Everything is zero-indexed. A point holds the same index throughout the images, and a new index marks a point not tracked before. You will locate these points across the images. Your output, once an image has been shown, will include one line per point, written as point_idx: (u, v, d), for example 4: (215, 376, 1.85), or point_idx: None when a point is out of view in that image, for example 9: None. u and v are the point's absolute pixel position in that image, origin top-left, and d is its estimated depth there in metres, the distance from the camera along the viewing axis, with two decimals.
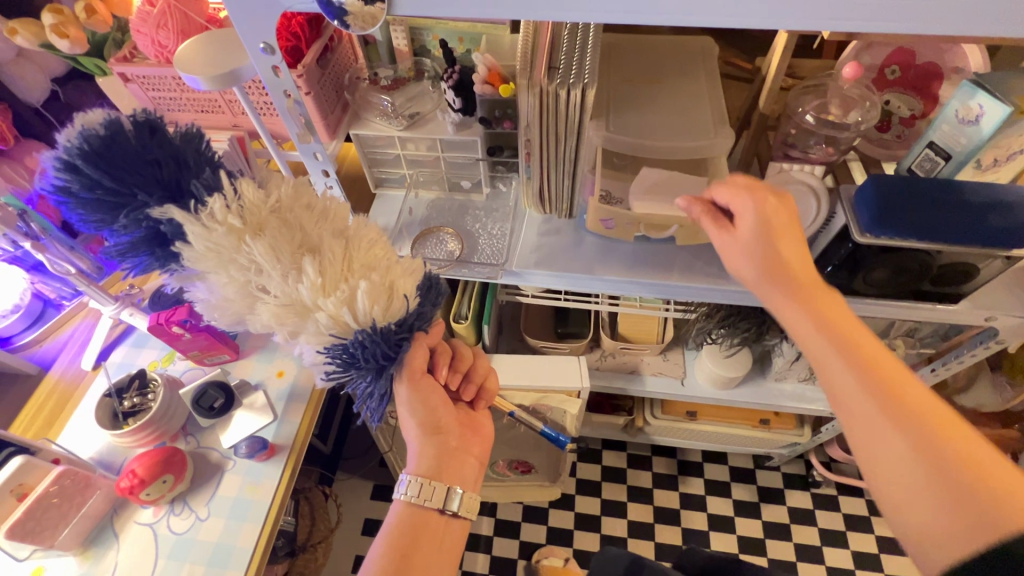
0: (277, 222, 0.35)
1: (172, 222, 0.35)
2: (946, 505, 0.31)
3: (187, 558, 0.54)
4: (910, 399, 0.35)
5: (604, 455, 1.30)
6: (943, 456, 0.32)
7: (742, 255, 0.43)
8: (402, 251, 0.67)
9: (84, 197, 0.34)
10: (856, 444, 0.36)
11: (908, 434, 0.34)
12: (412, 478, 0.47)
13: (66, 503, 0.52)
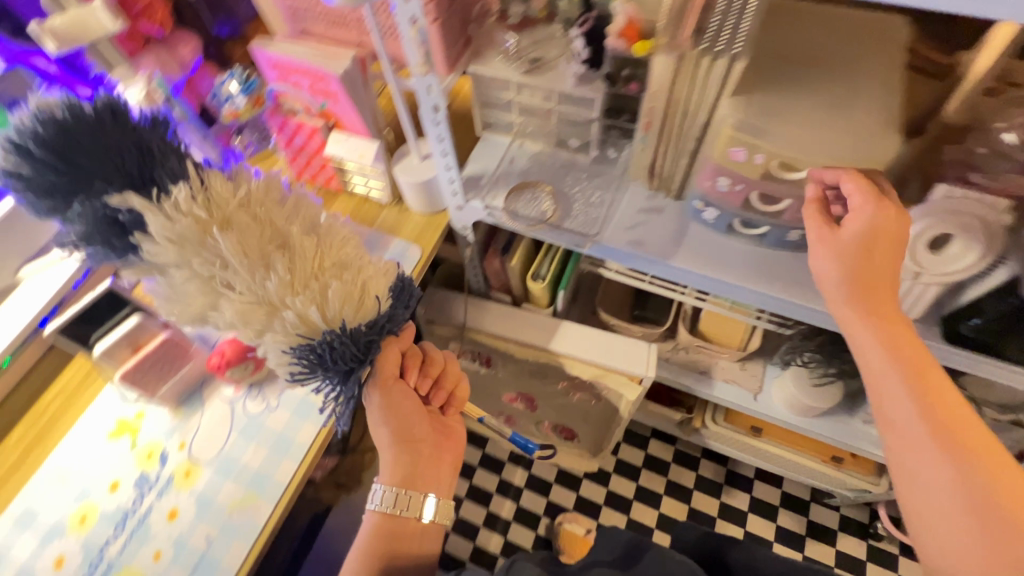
0: (244, 219, 0.41)
1: (130, 212, 0.41)
2: (976, 530, 0.38)
3: (255, 439, 0.60)
4: (963, 433, 0.41)
5: (651, 443, 1.27)
6: (984, 487, 0.39)
7: (833, 256, 0.46)
8: (496, 201, 0.66)
9: (38, 180, 0.39)
10: (895, 456, 0.43)
11: (950, 461, 0.40)
12: (386, 489, 0.51)
13: (169, 363, 0.60)
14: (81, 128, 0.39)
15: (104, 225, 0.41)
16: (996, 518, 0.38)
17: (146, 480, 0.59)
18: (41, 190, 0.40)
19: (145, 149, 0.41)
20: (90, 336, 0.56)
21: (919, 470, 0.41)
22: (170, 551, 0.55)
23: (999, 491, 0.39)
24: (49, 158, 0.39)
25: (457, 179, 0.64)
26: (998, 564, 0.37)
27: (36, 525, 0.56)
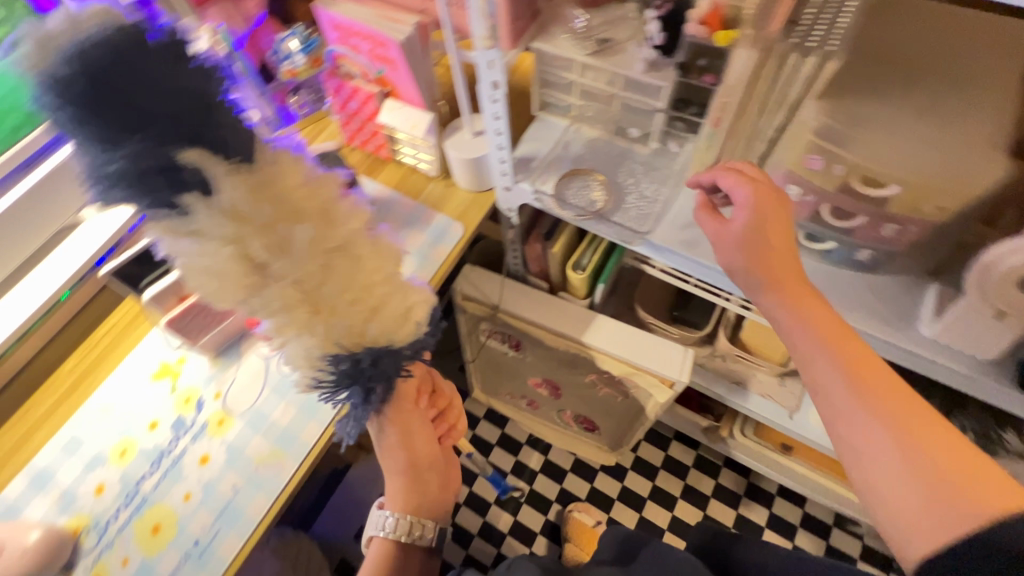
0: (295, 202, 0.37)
1: (194, 169, 0.32)
2: (920, 496, 0.34)
3: (286, 397, 0.62)
4: (889, 391, 0.37)
5: (673, 445, 1.25)
6: (922, 449, 0.35)
7: (732, 246, 0.45)
8: (546, 186, 0.64)
9: (75, 104, 0.28)
10: (836, 438, 0.39)
11: (883, 421, 0.36)
12: (398, 517, 0.55)
13: (211, 316, 0.61)
14: (161, 58, 0.30)
15: (156, 177, 0.31)
16: (941, 479, 0.34)
17: (182, 423, 0.61)
18: (78, 116, 0.29)
19: (213, 99, 0.33)
20: (140, 283, 0.60)
21: (858, 441, 0.37)
22: (199, 494, 0.57)
23: (933, 448, 0.35)
24: (109, 82, 0.29)
25: (509, 162, 0.62)
26: (955, 529, 0.33)
27: (83, 452, 0.60)
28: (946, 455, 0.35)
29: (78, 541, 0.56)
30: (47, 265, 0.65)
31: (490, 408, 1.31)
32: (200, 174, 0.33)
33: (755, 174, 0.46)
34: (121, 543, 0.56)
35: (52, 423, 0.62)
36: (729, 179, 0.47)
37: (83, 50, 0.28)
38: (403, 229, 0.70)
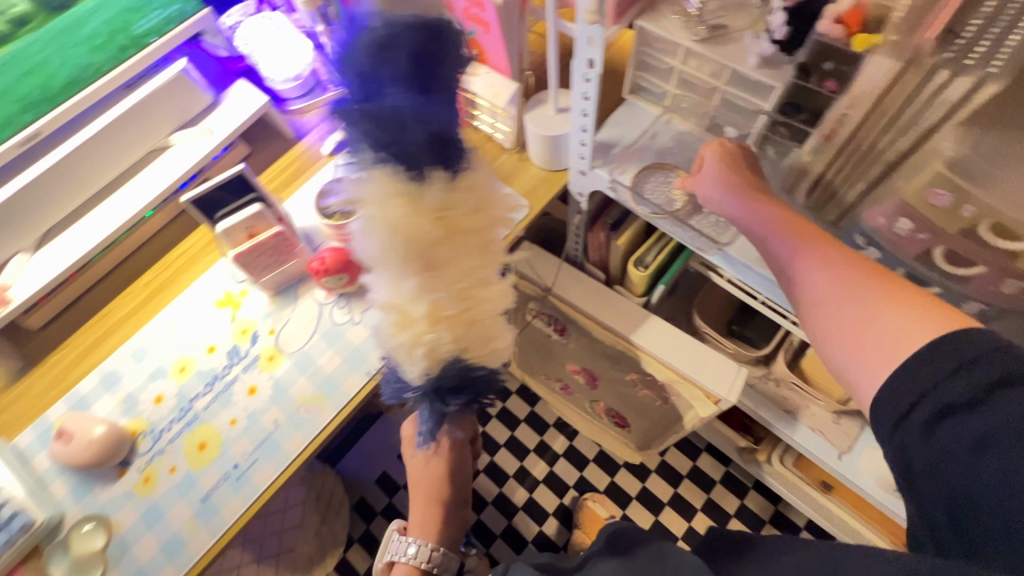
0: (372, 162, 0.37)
1: (454, 150, 0.37)
2: (874, 330, 0.40)
3: (333, 346, 0.63)
4: (839, 257, 0.43)
5: (702, 456, 1.22)
6: (873, 295, 0.41)
7: (713, 179, 0.52)
8: (623, 177, 0.61)
9: (423, 62, 0.34)
10: (807, 309, 0.44)
11: (837, 279, 0.42)
12: (423, 543, 0.59)
13: (275, 255, 0.63)
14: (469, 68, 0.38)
15: (432, 141, 0.36)
16: (885, 310, 0.40)
17: (236, 352, 0.64)
18: (419, 73, 0.34)
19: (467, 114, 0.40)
20: (215, 214, 0.62)
21: (820, 299, 0.43)
22: (244, 422, 0.60)
23: (880, 291, 0.41)
24: (449, 63, 0.36)
25: (588, 147, 0.59)
26: (906, 343, 0.38)
27: (149, 362, 0.65)
28: (884, 291, 0.40)
29: (136, 442, 0.61)
30: (135, 183, 0.69)
31: (523, 385, 1.31)
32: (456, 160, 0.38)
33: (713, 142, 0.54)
34: (171, 452, 0.60)
35: (127, 328, 0.67)
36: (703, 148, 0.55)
37: (445, 33, 0.35)
38: None
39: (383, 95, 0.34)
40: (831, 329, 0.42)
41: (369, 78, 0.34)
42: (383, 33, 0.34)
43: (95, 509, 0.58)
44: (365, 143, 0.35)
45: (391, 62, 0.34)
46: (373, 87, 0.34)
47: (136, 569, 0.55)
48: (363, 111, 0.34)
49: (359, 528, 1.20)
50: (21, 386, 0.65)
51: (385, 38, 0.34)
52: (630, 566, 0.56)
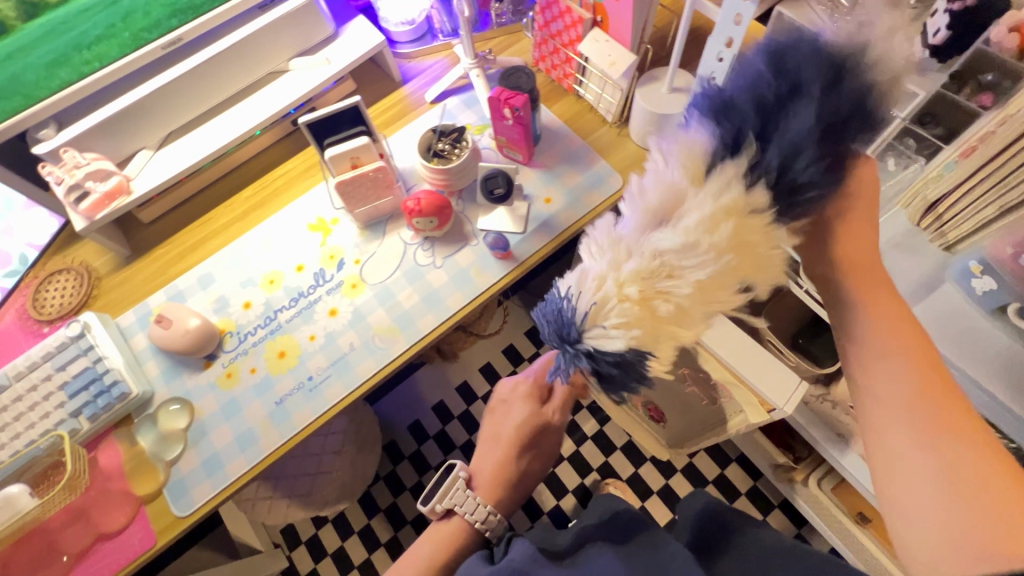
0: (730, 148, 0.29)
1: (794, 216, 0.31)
2: (957, 519, 0.30)
3: (412, 285, 0.65)
4: (947, 410, 0.33)
5: (731, 466, 1.21)
6: (970, 474, 0.31)
7: None
8: None
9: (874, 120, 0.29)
10: (877, 453, 0.34)
11: (930, 441, 0.32)
12: (481, 502, 0.59)
13: (374, 189, 0.66)
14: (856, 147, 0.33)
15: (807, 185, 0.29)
16: (979, 503, 0.30)
17: (322, 275, 0.67)
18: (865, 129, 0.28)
19: None
20: (325, 141, 0.65)
21: (899, 454, 0.33)
22: (322, 339, 0.64)
23: (981, 475, 0.31)
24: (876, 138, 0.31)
25: None
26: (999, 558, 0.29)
27: (242, 269, 0.69)
28: (989, 483, 0.31)
29: (222, 339, 0.65)
30: (251, 101, 0.73)
31: None
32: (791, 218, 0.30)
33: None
34: (254, 355, 0.64)
35: (226, 235, 0.72)
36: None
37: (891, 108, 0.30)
38: (562, 164, 0.69)
39: (836, 135, 0.28)
40: (897, 489, 0.33)
41: (842, 108, 0.27)
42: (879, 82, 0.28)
43: (181, 393, 0.63)
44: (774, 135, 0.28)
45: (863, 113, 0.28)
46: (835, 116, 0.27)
47: (212, 452, 0.60)
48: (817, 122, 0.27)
49: (386, 467, 1.26)
50: (129, 273, 0.71)
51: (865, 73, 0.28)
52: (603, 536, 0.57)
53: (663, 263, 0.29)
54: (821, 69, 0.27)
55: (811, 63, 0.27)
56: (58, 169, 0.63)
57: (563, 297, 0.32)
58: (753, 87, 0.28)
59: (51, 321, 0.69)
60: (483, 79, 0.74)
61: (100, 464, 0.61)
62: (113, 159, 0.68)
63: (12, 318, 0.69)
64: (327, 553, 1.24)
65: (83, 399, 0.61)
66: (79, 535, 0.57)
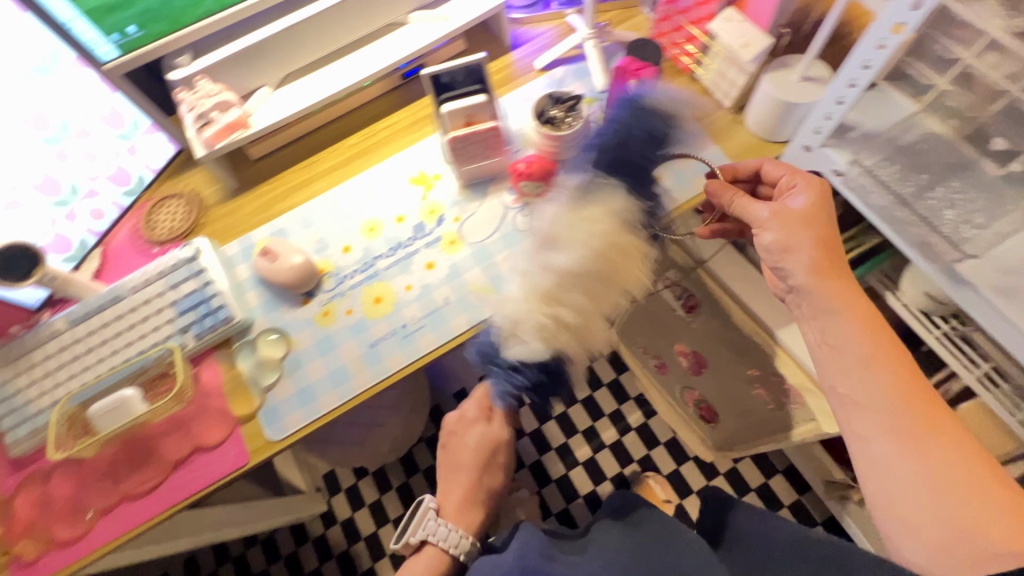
0: (567, 236, 0.51)
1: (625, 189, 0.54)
2: (916, 486, 0.44)
3: (511, 247, 0.66)
4: (911, 406, 0.45)
5: (777, 477, 1.19)
6: (926, 453, 0.44)
7: (801, 223, 0.54)
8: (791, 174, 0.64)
9: (650, 133, 0.55)
10: (859, 436, 0.48)
11: (894, 428, 0.45)
12: (453, 528, 0.62)
13: (485, 148, 0.66)
14: (650, 150, 0.56)
15: (641, 207, 0.56)
16: (935, 474, 0.43)
17: (422, 228, 0.69)
18: (651, 140, 0.56)
19: (636, 175, 0.55)
20: (441, 95, 0.65)
21: (871, 438, 0.46)
22: (418, 290, 0.65)
23: (934, 452, 0.44)
24: (628, 121, 0.56)
25: (821, 136, 0.59)
26: (945, 507, 0.42)
27: (343, 214, 0.70)
28: (942, 459, 0.43)
29: (321, 279, 0.67)
30: (369, 50, 0.73)
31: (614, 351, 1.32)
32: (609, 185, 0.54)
33: (813, 177, 0.56)
34: (351, 297, 0.66)
35: (330, 179, 0.73)
36: (779, 171, 0.59)
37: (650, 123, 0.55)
38: None
39: (627, 143, 0.55)
40: (873, 463, 0.46)
41: (626, 143, 0.55)
42: (661, 113, 0.56)
43: (280, 324, 0.65)
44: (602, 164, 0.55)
45: (652, 136, 0.56)
46: (636, 129, 0.55)
47: (306, 384, 0.62)
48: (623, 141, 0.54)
49: (430, 430, 1.29)
50: (235, 205, 0.74)
51: (638, 110, 0.56)
52: (633, 534, 0.64)
53: (551, 294, 0.51)
54: (651, 134, 0.56)
55: (633, 111, 0.56)
56: (189, 96, 0.66)
57: (488, 338, 0.57)
58: (619, 142, 0.55)
59: (162, 243, 0.72)
60: (597, 50, 0.73)
61: (201, 381, 0.64)
62: (237, 92, 0.70)
63: (126, 235, 0.73)
64: (365, 503, 1.28)
65: (191, 318, 0.64)
66: (179, 444, 0.60)
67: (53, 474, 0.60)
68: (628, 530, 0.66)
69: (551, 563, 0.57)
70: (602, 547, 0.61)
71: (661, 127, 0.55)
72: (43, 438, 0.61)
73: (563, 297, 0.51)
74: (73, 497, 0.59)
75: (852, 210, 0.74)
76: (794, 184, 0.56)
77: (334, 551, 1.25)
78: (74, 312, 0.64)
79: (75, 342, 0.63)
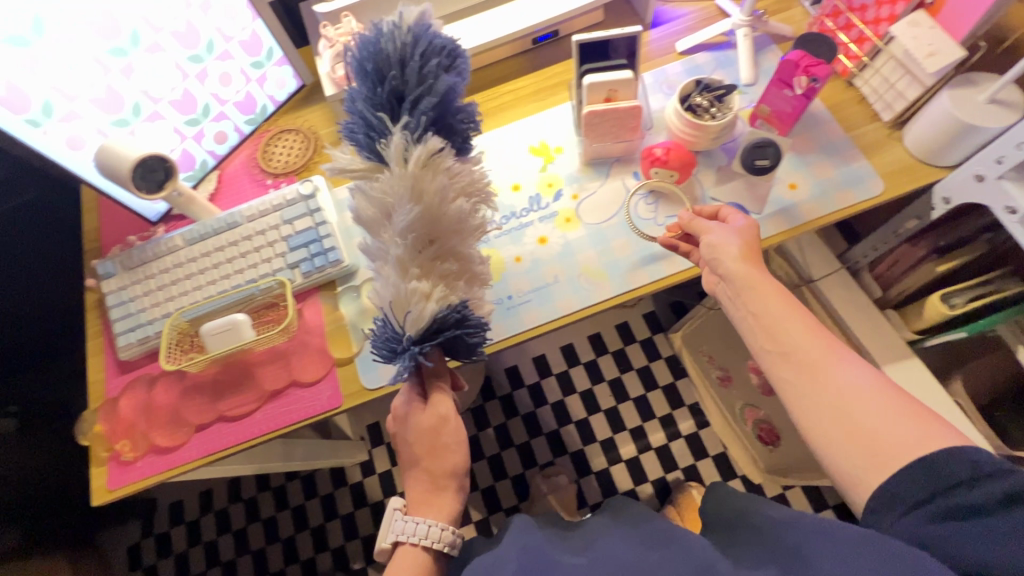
0: (389, 188, 0.44)
1: (415, 135, 0.46)
2: (853, 422, 0.40)
3: (630, 234, 0.63)
4: (817, 346, 0.44)
5: (827, 511, 1.15)
6: (848, 386, 0.41)
7: (735, 233, 0.52)
8: (933, 208, 0.63)
9: (385, 52, 0.46)
10: (788, 395, 0.44)
11: (812, 373, 0.43)
12: (416, 519, 0.50)
13: (619, 127, 0.63)
14: (391, 37, 0.46)
15: (444, 118, 0.48)
16: (861, 402, 0.40)
17: (538, 201, 0.67)
18: (381, 56, 0.46)
19: (435, 104, 0.46)
20: (585, 66, 0.62)
21: (798, 390, 0.43)
22: (528, 263, 0.64)
23: (855, 381, 0.41)
24: (387, 53, 0.46)
25: (1003, 166, 0.54)
26: (888, 435, 0.39)
27: None
28: (863, 389, 0.41)
29: None
30: (505, 8, 0.70)
31: (675, 356, 1.29)
32: (459, 141, 0.49)
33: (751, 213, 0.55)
34: None
35: None
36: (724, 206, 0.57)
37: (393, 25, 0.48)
38: (818, 153, 0.64)
39: (397, 67, 0.46)
40: (810, 418, 0.42)
41: (385, 51, 0.46)
42: (407, 18, 0.48)
43: None
44: (414, 125, 0.45)
45: (403, 59, 0.47)
46: (406, 80, 0.46)
47: None
48: (400, 92, 0.46)
49: (477, 400, 1.28)
50: None
51: (378, 26, 0.47)
52: (636, 536, 0.56)
53: (424, 254, 0.45)
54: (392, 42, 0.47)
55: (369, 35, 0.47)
56: (331, 31, 0.66)
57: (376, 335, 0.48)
58: (376, 81, 0.47)
59: (277, 176, 0.72)
60: (748, 40, 0.69)
61: (304, 317, 0.64)
62: None
63: (242, 163, 0.73)
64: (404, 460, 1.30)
65: (302, 255, 0.64)
66: (276, 375, 0.62)
67: (157, 382, 0.63)
68: (631, 531, 0.58)
69: (558, 564, 0.49)
70: (605, 543, 0.55)
71: (417, 52, 0.46)
72: (151, 346, 0.63)
73: (439, 263, 0.46)
74: (173, 407, 0.61)
75: (998, 252, 0.68)
76: (734, 212, 0.55)
77: (369, 499, 1.28)
78: (193, 231, 0.65)
79: (189, 259, 0.64)
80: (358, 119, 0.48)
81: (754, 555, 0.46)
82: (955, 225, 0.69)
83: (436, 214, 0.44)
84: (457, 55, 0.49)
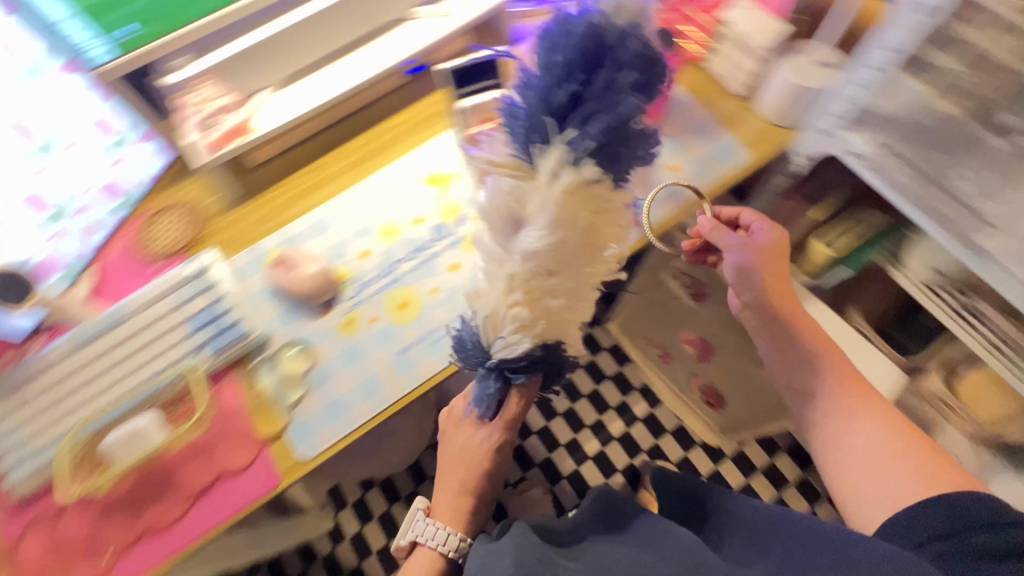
0: (536, 201, 0.40)
1: (576, 150, 0.40)
2: (871, 465, 0.48)
3: None
4: (862, 403, 0.52)
5: (779, 455, 1.23)
6: (876, 438, 0.49)
7: (755, 252, 0.61)
8: (793, 162, 0.70)
9: (567, 46, 0.41)
10: (826, 436, 0.53)
11: (850, 421, 0.51)
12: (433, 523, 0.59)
13: None
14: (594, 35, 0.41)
15: (615, 136, 0.42)
16: (888, 455, 0.48)
17: (442, 229, 0.67)
18: (571, 48, 0.41)
19: (618, 122, 0.41)
20: (462, 89, 0.65)
21: (835, 433, 0.52)
22: (445, 292, 0.63)
23: (884, 436, 0.49)
24: (583, 47, 0.41)
25: (837, 118, 0.61)
26: (901, 481, 0.46)
27: (359, 217, 0.68)
28: (893, 445, 0.48)
29: (340, 288, 0.64)
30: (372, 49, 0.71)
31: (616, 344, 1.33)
32: (622, 158, 0.42)
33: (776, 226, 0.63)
34: (374, 304, 0.63)
35: (340, 182, 0.70)
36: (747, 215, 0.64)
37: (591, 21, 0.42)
38: (687, 134, 0.68)
39: (587, 65, 0.41)
40: (837, 458, 0.51)
41: (583, 46, 0.41)
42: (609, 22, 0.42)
43: (300, 336, 0.62)
44: (577, 139, 0.41)
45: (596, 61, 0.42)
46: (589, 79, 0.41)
47: (334, 397, 0.59)
48: (576, 90, 0.41)
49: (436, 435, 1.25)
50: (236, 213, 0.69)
51: (575, 18, 0.42)
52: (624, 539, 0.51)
53: (538, 268, 0.41)
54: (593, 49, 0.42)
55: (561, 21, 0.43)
56: (193, 98, 0.63)
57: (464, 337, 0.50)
58: (561, 77, 0.42)
59: (165, 258, 0.66)
60: None
61: (221, 400, 0.60)
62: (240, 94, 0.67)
63: (120, 254, 0.66)
64: (374, 516, 1.24)
65: (208, 334, 0.60)
66: (202, 471, 0.57)
67: (61, 515, 0.56)
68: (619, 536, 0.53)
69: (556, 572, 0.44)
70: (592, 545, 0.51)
71: (613, 65, 0.42)
72: (47, 475, 0.56)
73: (548, 297, 0.42)
74: (88, 536, 0.55)
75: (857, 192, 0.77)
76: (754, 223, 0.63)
77: (345, 569, 1.21)
78: (76, 337, 0.59)
79: (77, 369, 0.58)
80: (521, 110, 0.42)
81: (742, 549, 0.48)
82: (817, 176, 0.77)
83: (569, 246, 0.40)
84: (654, 74, 0.44)
